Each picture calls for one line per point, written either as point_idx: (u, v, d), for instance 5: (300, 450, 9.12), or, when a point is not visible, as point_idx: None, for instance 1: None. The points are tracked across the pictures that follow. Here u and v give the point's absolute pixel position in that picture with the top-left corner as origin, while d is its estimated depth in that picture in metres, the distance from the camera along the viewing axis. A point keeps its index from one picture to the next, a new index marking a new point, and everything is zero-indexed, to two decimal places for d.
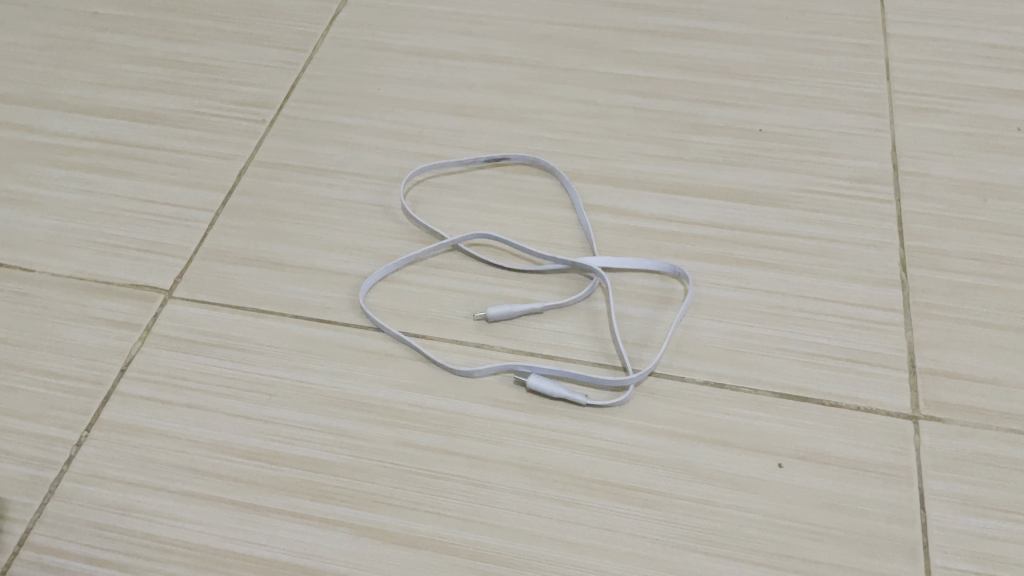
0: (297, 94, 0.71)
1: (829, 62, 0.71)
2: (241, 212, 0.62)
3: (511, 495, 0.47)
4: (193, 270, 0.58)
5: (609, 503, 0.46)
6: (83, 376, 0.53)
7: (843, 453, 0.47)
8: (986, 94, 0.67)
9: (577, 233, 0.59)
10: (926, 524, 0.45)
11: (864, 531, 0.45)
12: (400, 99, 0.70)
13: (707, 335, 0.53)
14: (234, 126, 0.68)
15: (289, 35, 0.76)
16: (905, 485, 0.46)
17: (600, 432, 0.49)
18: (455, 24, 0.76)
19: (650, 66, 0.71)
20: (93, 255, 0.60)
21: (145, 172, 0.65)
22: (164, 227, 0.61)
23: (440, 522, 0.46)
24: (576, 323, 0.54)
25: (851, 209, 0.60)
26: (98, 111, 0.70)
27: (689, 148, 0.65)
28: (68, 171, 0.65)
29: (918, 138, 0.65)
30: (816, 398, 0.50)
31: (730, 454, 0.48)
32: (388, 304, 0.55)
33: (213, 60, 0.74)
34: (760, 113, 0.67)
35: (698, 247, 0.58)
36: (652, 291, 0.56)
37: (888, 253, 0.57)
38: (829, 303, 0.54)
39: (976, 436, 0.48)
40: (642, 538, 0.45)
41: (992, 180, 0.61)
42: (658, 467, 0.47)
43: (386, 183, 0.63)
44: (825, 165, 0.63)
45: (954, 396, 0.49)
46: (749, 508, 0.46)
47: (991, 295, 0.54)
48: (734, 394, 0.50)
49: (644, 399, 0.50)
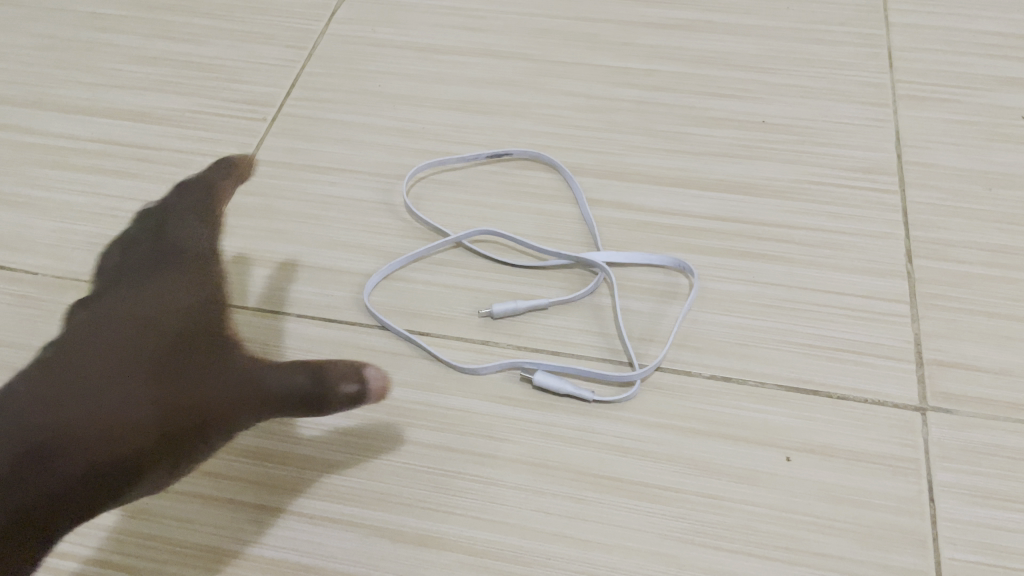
0: (296, 91, 0.70)
1: (832, 52, 0.71)
2: (243, 212, 0.62)
3: (519, 492, 0.47)
4: (196, 271, 0.58)
5: (618, 499, 0.46)
6: None
7: (850, 445, 0.47)
8: (989, 82, 0.67)
9: (580, 227, 0.59)
10: (935, 516, 0.45)
11: (873, 524, 0.44)
12: (400, 96, 0.69)
13: (712, 329, 0.53)
14: (234, 125, 0.68)
15: (288, 33, 0.76)
16: (914, 476, 0.46)
17: (606, 428, 0.49)
18: (454, 19, 0.76)
19: (653, 58, 0.71)
20: (96, 257, 0.59)
21: (146, 172, 0.65)
22: (166, 228, 0.61)
23: (448, 520, 0.46)
24: (581, 319, 0.54)
25: (854, 201, 0.59)
26: (97, 111, 0.69)
27: (691, 140, 0.64)
28: (68, 173, 0.65)
29: (922, 127, 0.64)
30: (824, 391, 0.50)
31: (738, 448, 0.48)
32: (393, 302, 0.55)
33: (212, 58, 0.74)
34: (762, 104, 0.67)
35: (703, 241, 0.58)
36: (656, 285, 0.55)
37: (893, 244, 0.57)
38: (835, 295, 0.54)
39: (984, 426, 0.48)
40: (651, 534, 0.45)
41: (997, 169, 0.61)
42: (665, 462, 0.47)
43: (388, 181, 0.63)
44: (828, 156, 0.63)
45: (961, 387, 0.49)
46: (758, 502, 0.45)
47: (996, 285, 0.54)
48: (741, 388, 0.50)
49: (650, 395, 0.50)
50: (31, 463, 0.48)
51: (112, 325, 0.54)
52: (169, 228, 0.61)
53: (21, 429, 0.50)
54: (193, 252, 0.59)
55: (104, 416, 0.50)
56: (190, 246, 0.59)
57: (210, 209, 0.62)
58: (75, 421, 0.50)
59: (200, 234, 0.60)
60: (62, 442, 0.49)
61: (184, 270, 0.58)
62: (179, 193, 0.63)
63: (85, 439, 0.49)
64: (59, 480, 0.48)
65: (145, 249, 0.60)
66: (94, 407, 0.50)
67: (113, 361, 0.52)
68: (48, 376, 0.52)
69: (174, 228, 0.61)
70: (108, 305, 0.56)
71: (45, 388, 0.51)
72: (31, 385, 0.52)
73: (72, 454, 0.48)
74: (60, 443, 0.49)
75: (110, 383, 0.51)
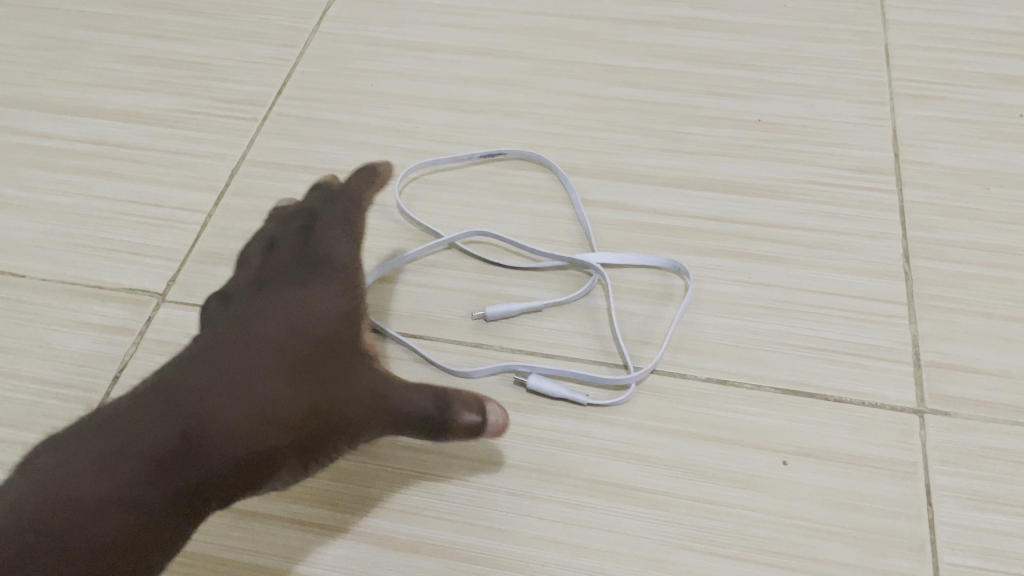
0: (288, 91, 0.69)
1: (829, 50, 0.70)
2: (233, 213, 0.61)
3: (513, 498, 0.46)
4: (185, 273, 0.57)
5: (612, 504, 0.46)
6: (76, 384, 0.52)
7: (848, 449, 0.47)
8: (988, 80, 0.67)
9: (575, 228, 0.59)
10: (933, 521, 0.44)
11: (870, 528, 0.44)
12: (393, 95, 0.69)
13: (708, 331, 0.52)
14: (225, 124, 0.67)
15: (280, 31, 0.75)
16: (912, 480, 0.46)
17: (601, 432, 0.48)
18: (448, 17, 0.75)
19: (648, 57, 0.70)
20: (84, 259, 0.59)
21: (135, 173, 0.64)
22: (156, 229, 0.60)
23: (441, 526, 0.45)
24: (576, 321, 0.53)
25: (852, 201, 0.59)
26: (86, 111, 0.69)
27: (686, 140, 0.64)
28: (56, 175, 0.64)
29: (920, 126, 0.64)
30: (821, 394, 0.49)
31: (734, 452, 0.47)
32: (385, 304, 0.55)
33: (203, 57, 0.73)
34: (759, 103, 0.66)
35: (698, 242, 0.57)
36: (651, 287, 0.55)
37: (890, 245, 0.56)
38: (832, 296, 0.54)
39: (984, 429, 0.47)
40: (646, 539, 0.44)
41: (995, 168, 0.60)
42: (661, 466, 0.47)
43: (380, 182, 0.62)
44: (825, 155, 0.62)
45: (959, 389, 0.49)
46: (754, 507, 0.45)
47: (994, 285, 0.54)
48: (736, 391, 0.49)
49: (646, 398, 0.50)
50: (159, 474, 0.36)
51: (264, 308, 0.42)
52: (297, 218, 0.48)
53: (161, 433, 0.37)
54: (334, 253, 0.45)
55: (249, 430, 0.38)
56: (305, 245, 0.46)
57: (353, 193, 0.49)
58: (217, 430, 0.38)
59: (333, 234, 0.46)
60: (199, 454, 0.37)
61: (315, 272, 0.44)
62: (314, 188, 0.51)
63: (214, 454, 0.37)
64: (183, 493, 0.37)
65: (292, 237, 0.47)
66: (238, 415, 0.38)
67: (266, 353, 0.40)
68: (185, 373, 0.39)
69: (305, 215, 0.48)
70: (253, 295, 0.44)
71: (179, 386, 0.39)
72: (162, 388, 0.39)
73: (208, 474, 0.37)
74: (185, 459, 0.37)
75: (251, 385, 0.39)
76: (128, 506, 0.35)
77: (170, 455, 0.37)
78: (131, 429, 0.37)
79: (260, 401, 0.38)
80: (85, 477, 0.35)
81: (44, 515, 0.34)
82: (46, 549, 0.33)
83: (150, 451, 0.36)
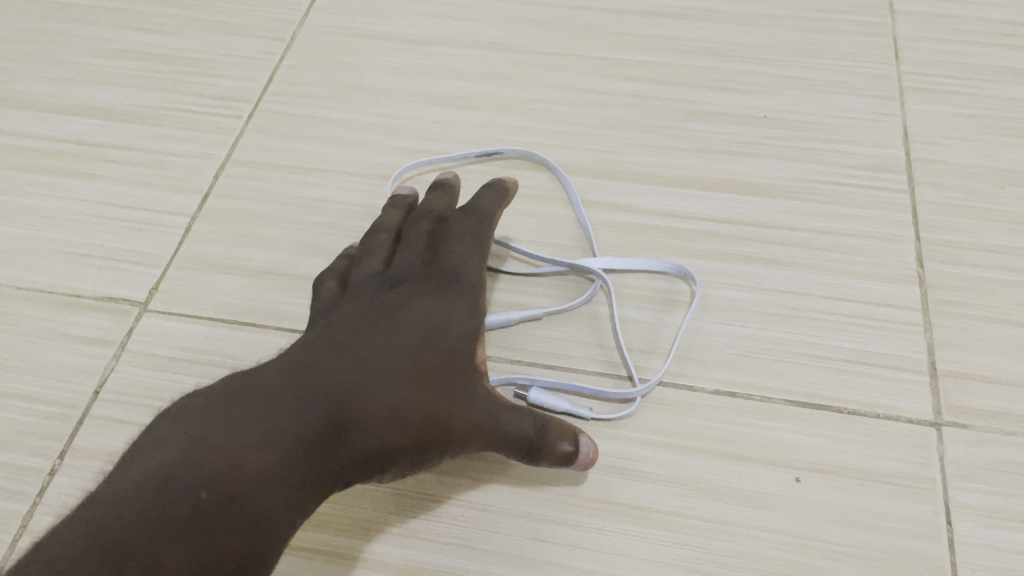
0: (274, 86, 0.67)
1: (836, 42, 0.68)
2: (218, 216, 0.58)
3: (514, 519, 0.44)
4: (169, 280, 0.55)
5: (618, 524, 0.44)
6: (54, 400, 0.50)
7: (863, 464, 0.45)
8: (999, 73, 0.64)
9: (576, 231, 0.56)
10: (952, 541, 0.42)
11: (887, 550, 0.42)
12: (384, 90, 0.66)
13: (716, 340, 0.50)
14: (209, 122, 0.64)
15: (265, 23, 0.72)
16: (930, 498, 0.44)
17: (605, 448, 0.46)
18: (440, 8, 0.72)
19: (649, 49, 0.68)
20: (62, 266, 0.56)
21: (115, 174, 0.61)
22: (137, 234, 0.57)
23: (440, 550, 0.43)
24: (577, 330, 0.51)
25: (862, 201, 0.57)
26: (62, 109, 0.65)
27: (689, 137, 0.61)
28: (32, 176, 0.61)
29: (930, 122, 0.62)
30: (834, 406, 0.47)
31: (745, 469, 0.45)
32: None
33: (184, 51, 0.70)
34: (763, 98, 0.64)
35: (704, 245, 0.55)
36: (656, 293, 0.53)
37: (903, 247, 0.54)
38: (843, 303, 0.52)
39: (1003, 443, 0.45)
40: (654, 562, 0.42)
41: (1009, 166, 0.58)
42: (668, 484, 0.45)
43: (372, 182, 0.60)
44: (834, 153, 0.60)
45: (976, 400, 0.47)
46: (766, 527, 0.43)
47: (1011, 290, 0.52)
48: (746, 404, 0.47)
49: (652, 411, 0.48)
50: (310, 455, 0.39)
51: (399, 311, 0.45)
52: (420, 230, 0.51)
53: (313, 416, 0.40)
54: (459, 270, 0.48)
55: (388, 424, 0.41)
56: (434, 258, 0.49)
57: (482, 215, 0.52)
58: (360, 420, 0.40)
59: (457, 250, 0.49)
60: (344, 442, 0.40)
61: (443, 284, 0.47)
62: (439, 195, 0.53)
63: (357, 442, 0.40)
64: (325, 475, 0.40)
65: (417, 247, 0.49)
66: (379, 409, 0.41)
67: (408, 354, 0.43)
68: (328, 362, 0.42)
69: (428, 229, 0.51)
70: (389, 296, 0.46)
71: (324, 375, 0.41)
72: (309, 374, 0.41)
73: (348, 460, 0.40)
74: (331, 446, 0.40)
75: (393, 385, 0.41)
76: (282, 483, 0.38)
77: (319, 439, 0.39)
78: (285, 410, 0.40)
79: (399, 399, 0.41)
80: (251, 446, 0.38)
81: (215, 477, 0.37)
82: (214, 507, 0.36)
83: (305, 432, 0.39)
